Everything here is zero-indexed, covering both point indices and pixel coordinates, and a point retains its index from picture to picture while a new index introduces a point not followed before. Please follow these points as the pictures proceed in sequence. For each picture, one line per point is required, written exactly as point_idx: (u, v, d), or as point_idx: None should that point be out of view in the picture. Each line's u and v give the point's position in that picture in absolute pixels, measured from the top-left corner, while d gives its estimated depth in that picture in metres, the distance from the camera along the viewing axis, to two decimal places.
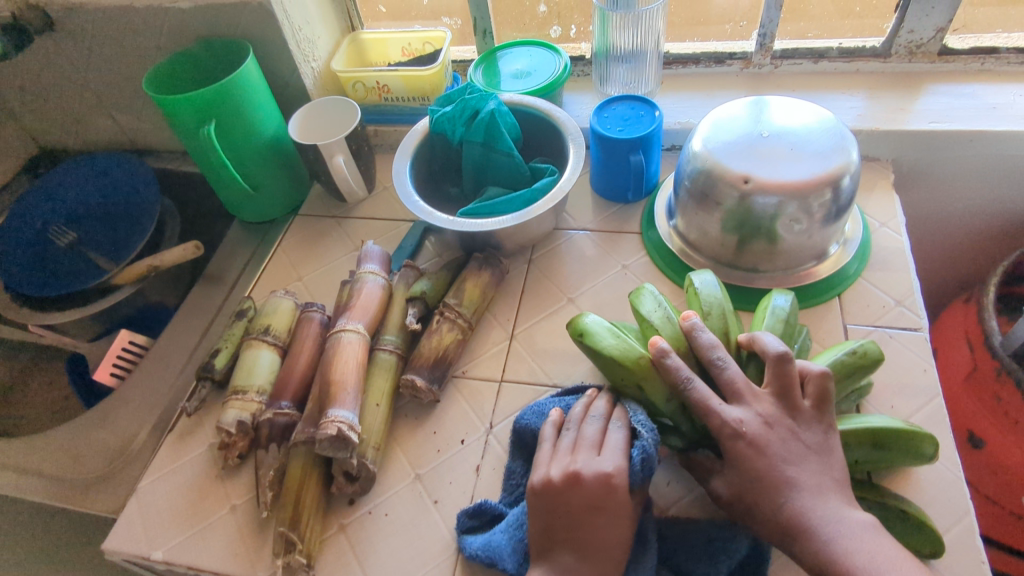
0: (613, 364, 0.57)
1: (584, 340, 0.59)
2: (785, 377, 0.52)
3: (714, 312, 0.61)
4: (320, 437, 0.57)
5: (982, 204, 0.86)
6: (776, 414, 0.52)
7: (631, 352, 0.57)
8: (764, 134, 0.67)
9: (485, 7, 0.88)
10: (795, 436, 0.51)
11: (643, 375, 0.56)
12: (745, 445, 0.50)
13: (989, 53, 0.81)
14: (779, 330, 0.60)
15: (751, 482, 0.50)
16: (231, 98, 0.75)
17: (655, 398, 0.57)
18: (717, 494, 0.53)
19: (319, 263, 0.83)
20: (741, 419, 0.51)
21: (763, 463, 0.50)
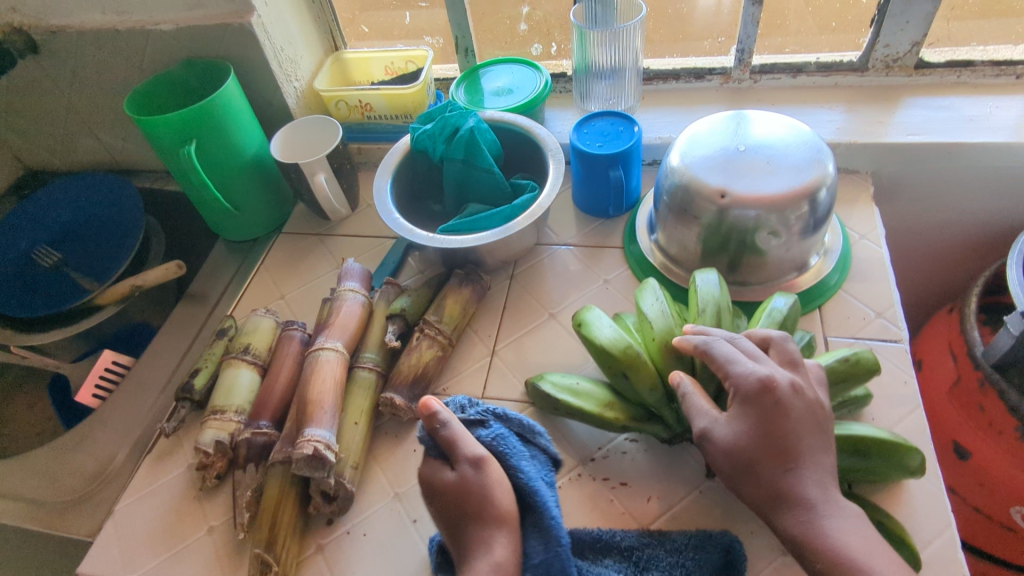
0: (604, 354, 0.58)
1: (580, 330, 0.61)
2: (793, 354, 0.52)
3: (709, 311, 0.60)
4: (296, 456, 0.56)
5: (963, 215, 0.87)
6: (806, 382, 0.50)
7: (624, 342, 0.58)
8: (740, 148, 0.68)
9: (466, 26, 0.89)
10: (817, 411, 0.49)
11: (631, 367, 0.57)
12: (768, 400, 0.48)
13: (964, 66, 0.82)
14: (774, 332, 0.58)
15: (766, 446, 0.47)
16: (212, 118, 0.76)
17: (641, 388, 0.58)
18: (721, 466, 0.49)
19: (301, 280, 0.83)
20: (769, 375, 0.49)
21: (787, 422, 0.48)
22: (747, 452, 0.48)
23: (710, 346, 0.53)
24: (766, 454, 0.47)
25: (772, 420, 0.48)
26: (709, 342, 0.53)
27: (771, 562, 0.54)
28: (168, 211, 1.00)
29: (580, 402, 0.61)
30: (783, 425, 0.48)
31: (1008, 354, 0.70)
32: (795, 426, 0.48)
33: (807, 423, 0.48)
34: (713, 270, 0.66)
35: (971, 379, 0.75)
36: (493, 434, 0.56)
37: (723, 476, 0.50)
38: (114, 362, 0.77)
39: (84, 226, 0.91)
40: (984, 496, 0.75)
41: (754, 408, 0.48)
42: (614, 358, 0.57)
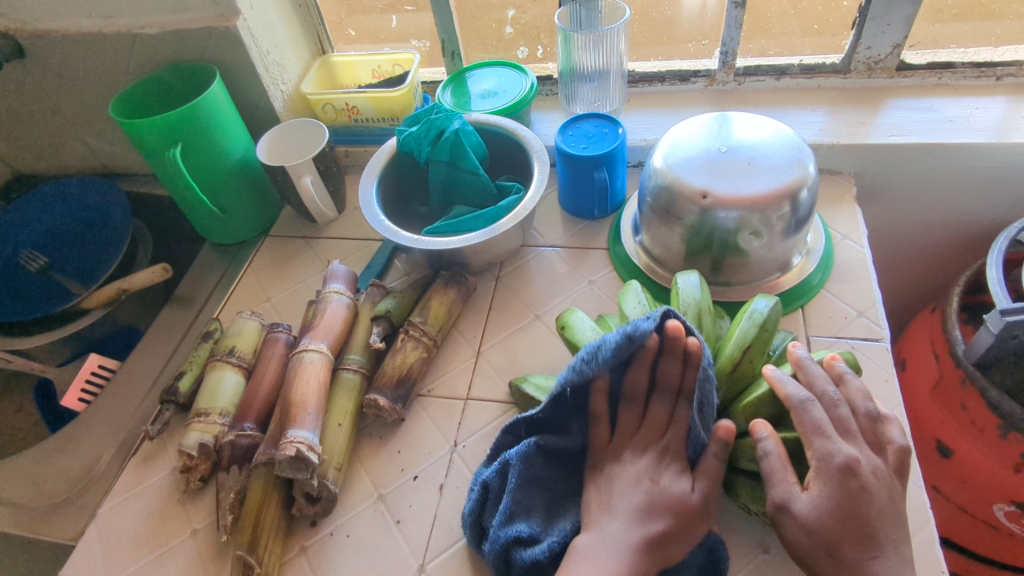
0: None
1: (565, 333, 0.62)
2: (880, 434, 0.51)
3: (689, 314, 0.59)
4: (279, 457, 0.56)
5: (946, 217, 0.87)
6: (886, 467, 0.50)
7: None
8: (723, 149, 0.68)
9: (452, 29, 0.90)
10: (894, 497, 0.49)
11: None
12: (856, 484, 0.47)
13: (945, 68, 0.83)
14: (751, 336, 0.56)
15: (846, 530, 0.47)
16: (198, 121, 0.76)
17: None
18: (791, 541, 0.48)
19: (288, 283, 0.83)
20: (858, 457, 0.48)
21: (872, 510, 0.47)
22: (830, 533, 0.47)
23: (809, 408, 0.50)
24: (851, 537, 0.47)
25: (857, 505, 0.47)
26: (808, 400, 0.51)
27: (752, 561, 0.54)
28: (155, 214, 1.00)
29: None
30: (867, 514, 0.47)
31: (988, 352, 0.71)
32: (875, 513, 0.47)
33: (886, 513, 0.48)
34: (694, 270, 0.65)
35: (953, 378, 0.75)
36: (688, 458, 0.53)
37: (795, 548, 0.48)
38: (99, 366, 0.78)
39: (70, 230, 0.91)
40: (967, 493, 0.76)
41: (840, 489, 0.47)
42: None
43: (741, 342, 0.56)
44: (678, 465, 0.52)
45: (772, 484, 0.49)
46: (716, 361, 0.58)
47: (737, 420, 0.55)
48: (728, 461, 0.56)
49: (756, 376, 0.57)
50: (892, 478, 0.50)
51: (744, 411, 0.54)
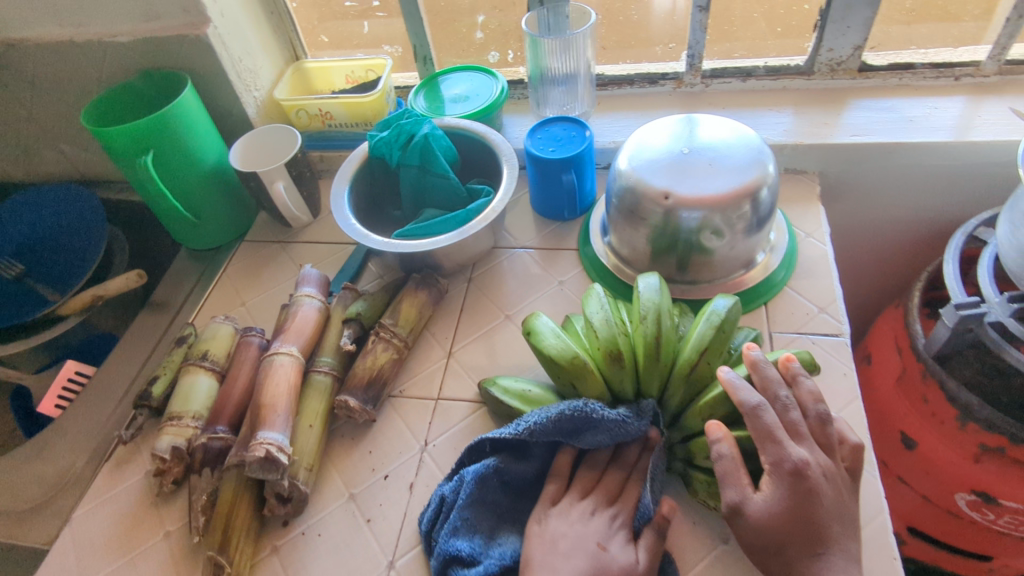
0: (550, 363, 0.58)
1: (528, 339, 0.60)
2: (830, 435, 0.51)
3: (649, 317, 0.58)
4: (249, 459, 0.57)
5: (910, 214, 0.89)
6: (836, 468, 0.50)
7: (570, 351, 0.57)
8: (685, 151, 0.70)
9: (423, 35, 0.91)
10: (843, 494, 0.50)
11: (577, 375, 0.57)
12: (806, 485, 0.48)
13: (905, 69, 0.85)
14: (709, 337, 0.56)
15: (795, 529, 0.48)
16: (169, 127, 0.77)
17: (588, 394, 0.58)
18: (743, 540, 0.49)
19: (262, 288, 0.84)
20: (807, 459, 0.49)
21: (821, 509, 0.48)
22: (779, 535, 0.47)
23: (760, 413, 0.49)
24: (797, 539, 0.47)
25: (806, 506, 0.47)
26: (762, 405, 0.50)
27: (711, 552, 0.55)
28: (132, 221, 1.01)
29: (530, 408, 0.61)
30: (816, 514, 0.48)
31: (946, 345, 0.73)
32: (825, 512, 0.48)
33: (836, 511, 0.48)
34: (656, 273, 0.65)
35: (915, 371, 0.77)
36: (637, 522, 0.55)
37: (747, 546, 0.49)
38: (76, 372, 0.82)
39: (44, 236, 0.91)
40: (931, 483, 0.78)
41: (791, 490, 0.48)
42: (560, 367, 0.57)
43: (700, 342, 0.56)
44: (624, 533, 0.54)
45: (725, 486, 0.49)
46: (676, 361, 0.58)
47: (693, 419, 0.56)
48: (689, 458, 0.57)
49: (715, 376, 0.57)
50: (843, 478, 0.50)
51: (700, 412, 0.55)
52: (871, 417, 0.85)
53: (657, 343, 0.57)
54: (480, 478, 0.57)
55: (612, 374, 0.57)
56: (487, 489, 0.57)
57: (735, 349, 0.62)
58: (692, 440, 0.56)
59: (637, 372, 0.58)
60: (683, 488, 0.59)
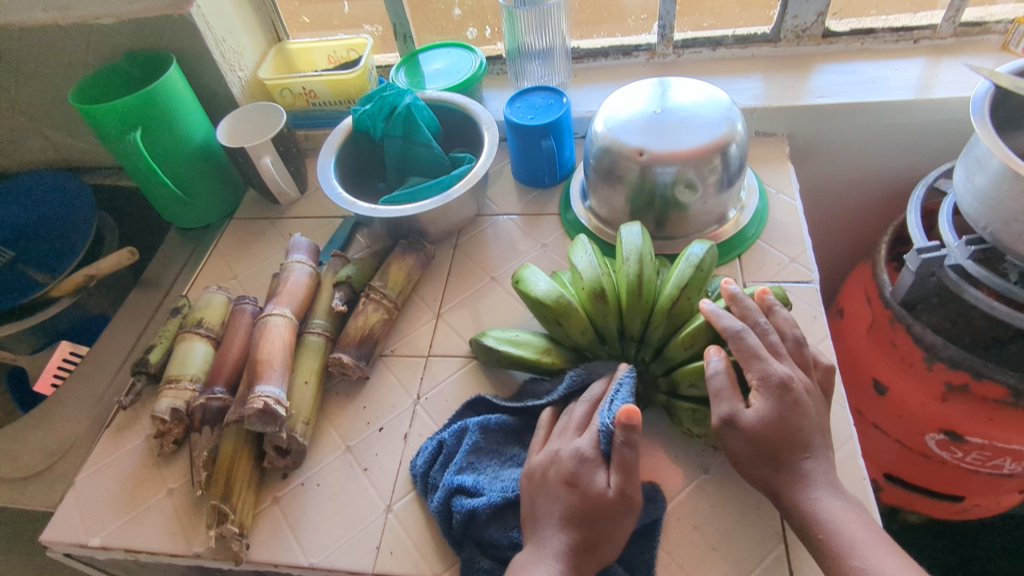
0: (539, 306, 0.61)
1: (518, 286, 0.63)
2: (807, 356, 0.55)
3: (632, 261, 0.62)
4: (247, 412, 0.59)
5: (876, 174, 0.93)
6: (813, 385, 0.54)
7: (556, 293, 0.60)
8: (657, 111, 0.73)
9: (402, 13, 0.93)
10: (821, 411, 0.53)
11: (564, 315, 0.60)
12: (790, 400, 0.51)
13: (867, 33, 0.89)
14: (687, 277, 0.60)
15: (783, 439, 0.51)
16: (157, 104, 0.79)
17: (574, 333, 0.61)
18: (735, 453, 0.52)
19: (253, 261, 0.86)
20: (790, 374, 0.52)
21: (806, 422, 0.51)
22: (770, 443, 0.51)
23: (742, 336, 0.53)
24: (786, 445, 0.51)
25: (792, 417, 0.51)
26: (742, 330, 0.54)
27: (692, 480, 0.58)
28: (119, 206, 1.02)
29: (520, 352, 0.64)
30: (801, 426, 0.51)
31: (911, 290, 0.77)
32: (809, 425, 0.51)
33: (817, 425, 0.52)
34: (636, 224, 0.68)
35: (884, 319, 0.81)
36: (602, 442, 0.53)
37: (737, 459, 0.52)
38: (71, 352, 0.86)
39: (35, 222, 0.92)
40: (903, 425, 0.82)
41: (778, 402, 0.51)
42: (546, 310, 0.60)
43: (678, 283, 0.60)
44: (596, 458, 0.52)
45: (718, 402, 0.52)
46: (656, 303, 0.61)
47: (675, 353, 0.59)
48: (672, 390, 0.60)
49: (692, 316, 0.60)
50: (819, 394, 0.54)
51: (682, 344, 0.58)
52: (844, 367, 0.88)
53: (637, 285, 0.60)
54: (483, 427, 0.61)
55: (596, 313, 0.61)
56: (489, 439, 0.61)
57: (713, 291, 0.65)
58: (674, 371, 0.59)
59: (618, 313, 0.62)
60: (665, 424, 0.62)
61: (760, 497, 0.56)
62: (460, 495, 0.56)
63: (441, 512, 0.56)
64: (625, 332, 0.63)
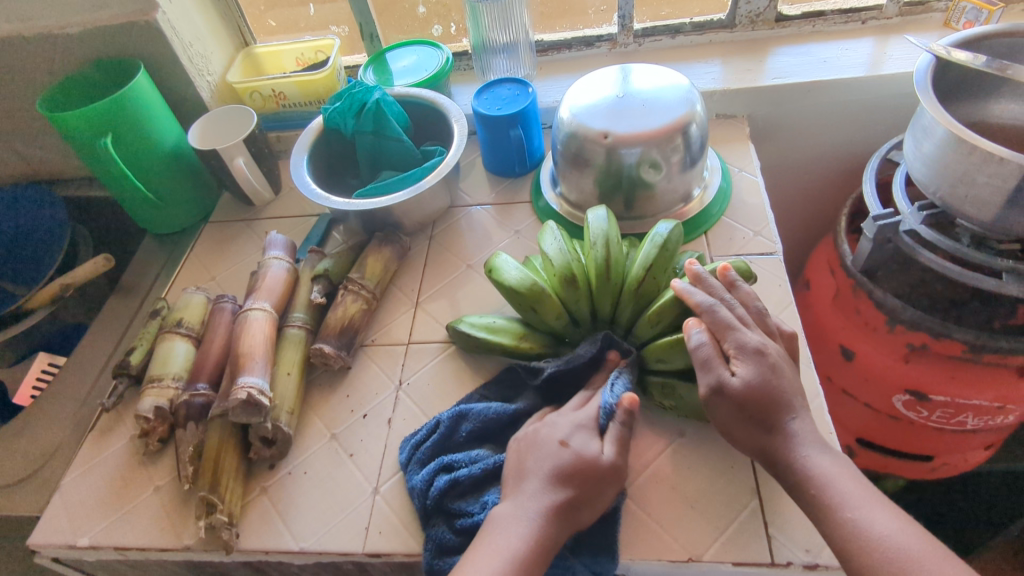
0: (511, 292, 0.62)
1: (491, 275, 0.64)
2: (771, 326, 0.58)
3: (599, 242, 0.64)
4: (232, 403, 0.60)
5: (833, 151, 0.97)
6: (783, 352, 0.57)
7: (529, 279, 0.62)
8: (619, 96, 0.76)
9: (368, 12, 0.95)
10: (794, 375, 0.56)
11: (537, 298, 0.61)
12: (766, 363, 0.54)
13: (818, 17, 0.93)
14: (653, 254, 0.62)
15: (764, 402, 0.53)
16: (126, 110, 0.79)
17: (548, 315, 0.63)
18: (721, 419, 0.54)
19: (230, 262, 0.86)
20: (762, 342, 0.55)
21: (783, 384, 0.54)
22: (755, 404, 0.53)
23: (714, 309, 0.55)
24: (771, 409, 0.53)
25: (771, 379, 0.53)
26: (712, 305, 0.56)
27: (669, 445, 0.60)
28: (91, 216, 1.02)
29: (496, 337, 0.66)
30: (778, 387, 0.53)
31: (870, 258, 0.80)
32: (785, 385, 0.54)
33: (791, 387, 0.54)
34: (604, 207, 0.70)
35: (847, 287, 0.84)
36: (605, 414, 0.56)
37: (724, 424, 0.54)
38: (49, 364, 0.84)
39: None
40: (871, 389, 0.85)
41: (758, 367, 0.53)
42: (520, 295, 0.62)
43: (645, 260, 0.62)
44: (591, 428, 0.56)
45: (704, 372, 0.54)
46: (625, 279, 0.63)
47: (643, 329, 0.61)
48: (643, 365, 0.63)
49: (661, 289, 0.63)
50: (789, 360, 0.57)
51: (651, 319, 0.60)
52: (814, 337, 0.91)
53: (606, 265, 0.62)
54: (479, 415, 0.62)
55: (567, 296, 0.63)
56: (485, 423, 0.62)
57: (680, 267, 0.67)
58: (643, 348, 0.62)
59: (590, 292, 0.64)
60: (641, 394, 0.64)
61: (734, 456, 0.58)
62: (441, 473, 0.58)
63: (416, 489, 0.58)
64: (597, 311, 0.65)
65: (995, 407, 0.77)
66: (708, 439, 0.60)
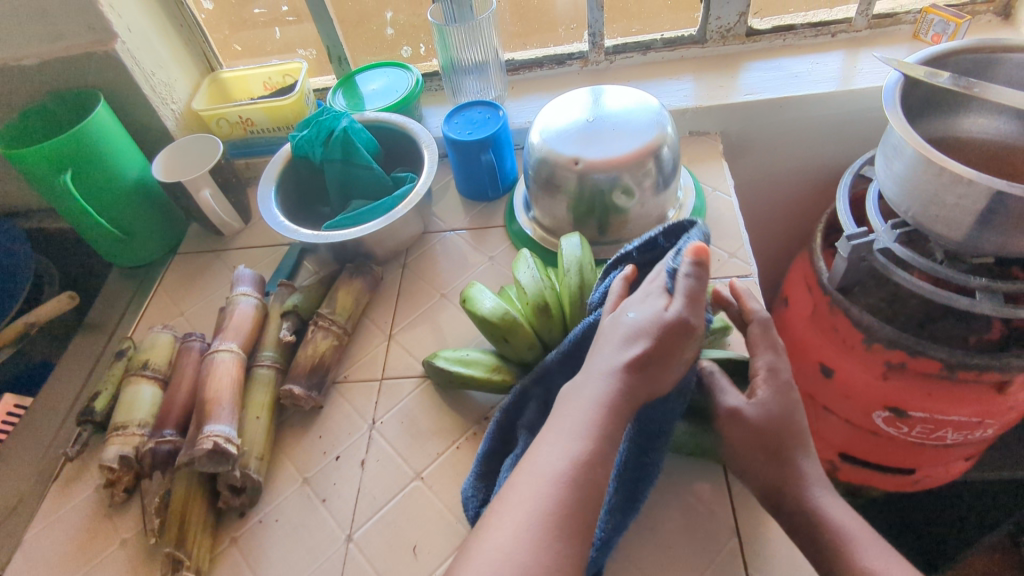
0: (484, 324, 0.61)
1: (465, 306, 0.63)
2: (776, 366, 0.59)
3: (573, 270, 0.62)
4: (197, 453, 0.58)
5: (808, 165, 0.97)
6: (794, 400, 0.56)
7: (502, 309, 0.60)
8: (590, 120, 0.75)
9: (334, 35, 0.92)
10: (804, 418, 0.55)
11: (510, 330, 0.60)
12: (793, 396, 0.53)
13: (788, 31, 0.92)
14: None
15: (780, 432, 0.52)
16: (86, 144, 0.77)
17: (521, 348, 0.62)
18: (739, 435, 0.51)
19: (199, 296, 0.85)
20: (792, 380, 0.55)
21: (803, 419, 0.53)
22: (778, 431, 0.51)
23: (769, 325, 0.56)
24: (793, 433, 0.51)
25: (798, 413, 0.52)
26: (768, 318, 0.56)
27: None
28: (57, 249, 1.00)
29: (470, 369, 0.64)
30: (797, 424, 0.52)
31: (845, 275, 0.80)
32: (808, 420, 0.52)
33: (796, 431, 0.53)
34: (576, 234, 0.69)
35: (823, 305, 0.84)
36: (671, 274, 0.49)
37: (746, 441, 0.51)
38: (17, 404, 0.82)
39: None
40: (850, 405, 0.85)
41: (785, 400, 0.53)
42: (493, 325, 0.60)
43: None
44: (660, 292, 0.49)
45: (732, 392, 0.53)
46: None
47: None
48: None
49: None
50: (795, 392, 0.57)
51: None
52: (792, 353, 0.91)
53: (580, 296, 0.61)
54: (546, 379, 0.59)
55: (540, 326, 0.61)
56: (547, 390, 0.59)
57: None
58: None
59: (562, 324, 0.63)
60: None
61: (710, 493, 0.58)
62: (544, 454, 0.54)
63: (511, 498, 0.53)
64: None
65: (972, 422, 0.77)
66: (683, 475, 0.59)
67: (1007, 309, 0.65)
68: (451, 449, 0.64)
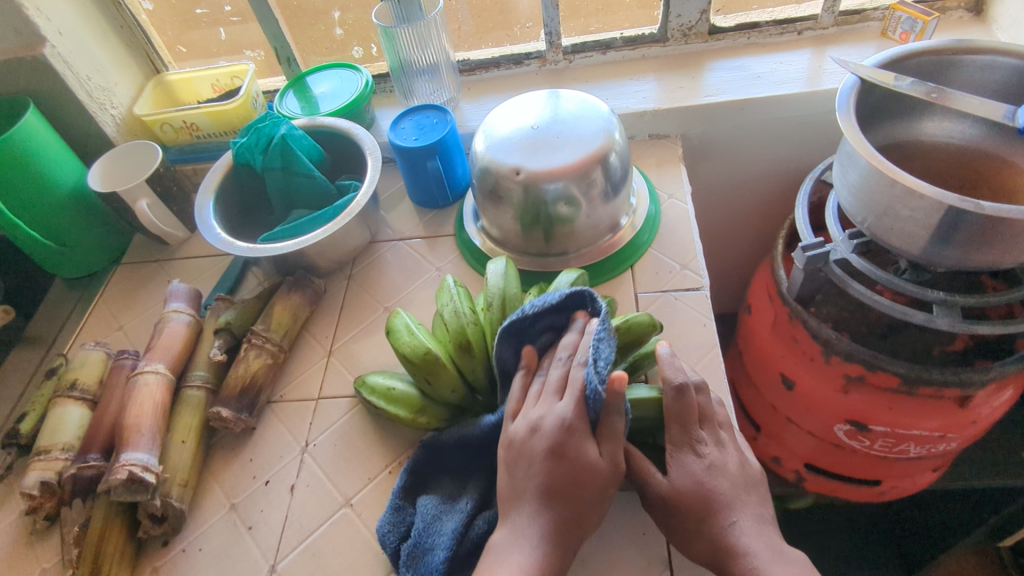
0: (406, 360, 0.58)
1: (388, 339, 0.60)
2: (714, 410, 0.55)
3: (495, 304, 0.61)
4: (112, 483, 0.56)
5: (774, 167, 0.93)
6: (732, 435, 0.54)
7: (423, 347, 0.57)
8: (535, 127, 0.71)
9: (282, 36, 0.89)
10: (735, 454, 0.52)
11: (432, 371, 0.57)
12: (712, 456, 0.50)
13: (752, 28, 0.89)
14: None
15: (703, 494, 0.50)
16: (13, 154, 0.74)
17: (444, 388, 0.58)
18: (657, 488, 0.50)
19: (139, 309, 0.82)
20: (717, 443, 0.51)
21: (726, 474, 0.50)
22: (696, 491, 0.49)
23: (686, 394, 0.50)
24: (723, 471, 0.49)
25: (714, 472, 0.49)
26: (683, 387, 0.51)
27: None
28: None
29: (394, 407, 0.61)
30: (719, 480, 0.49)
31: (803, 287, 0.77)
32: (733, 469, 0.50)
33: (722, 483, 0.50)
34: (503, 258, 0.67)
35: (783, 315, 0.81)
36: (596, 400, 0.46)
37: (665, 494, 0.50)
38: None
39: None
40: (812, 418, 0.83)
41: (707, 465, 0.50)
42: (414, 364, 0.57)
43: None
44: (583, 426, 0.48)
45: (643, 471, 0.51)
46: None
47: None
48: None
49: None
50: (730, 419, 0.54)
51: None
52: (755, 363, 0.89)
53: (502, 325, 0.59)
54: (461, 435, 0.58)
55: (463, 364, 0.58)
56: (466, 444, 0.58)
57: None
58: None
59: (486, 357, 0.60)
60: None
61: (645, 523, 0.55)
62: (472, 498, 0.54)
63: (441, 527, 0.52)
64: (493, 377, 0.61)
65: (934, 436, 0.75)
66: (619, 503, 0.57)
67: (964, 325, 0.63)
68: (383, 473, 0.62)
